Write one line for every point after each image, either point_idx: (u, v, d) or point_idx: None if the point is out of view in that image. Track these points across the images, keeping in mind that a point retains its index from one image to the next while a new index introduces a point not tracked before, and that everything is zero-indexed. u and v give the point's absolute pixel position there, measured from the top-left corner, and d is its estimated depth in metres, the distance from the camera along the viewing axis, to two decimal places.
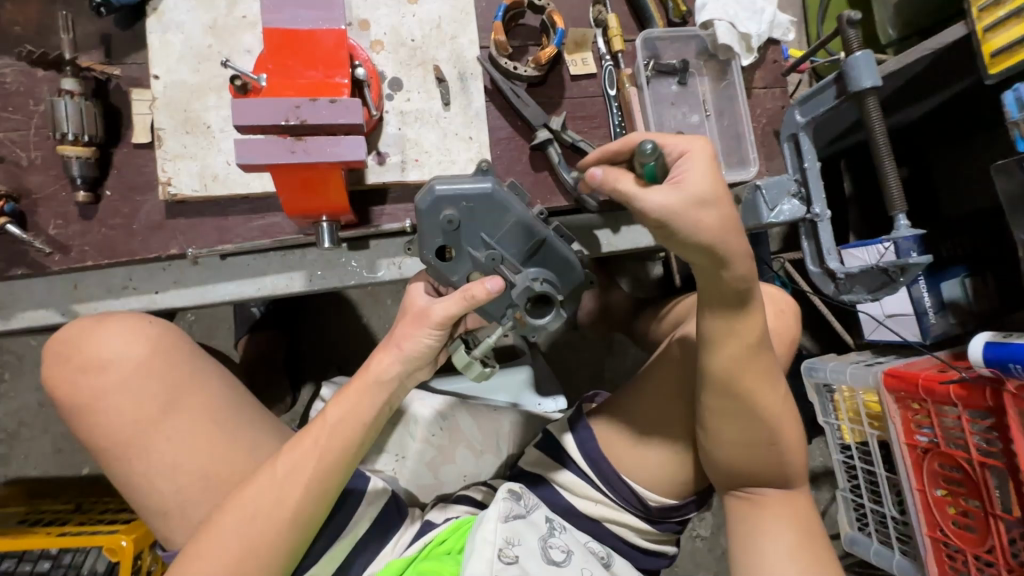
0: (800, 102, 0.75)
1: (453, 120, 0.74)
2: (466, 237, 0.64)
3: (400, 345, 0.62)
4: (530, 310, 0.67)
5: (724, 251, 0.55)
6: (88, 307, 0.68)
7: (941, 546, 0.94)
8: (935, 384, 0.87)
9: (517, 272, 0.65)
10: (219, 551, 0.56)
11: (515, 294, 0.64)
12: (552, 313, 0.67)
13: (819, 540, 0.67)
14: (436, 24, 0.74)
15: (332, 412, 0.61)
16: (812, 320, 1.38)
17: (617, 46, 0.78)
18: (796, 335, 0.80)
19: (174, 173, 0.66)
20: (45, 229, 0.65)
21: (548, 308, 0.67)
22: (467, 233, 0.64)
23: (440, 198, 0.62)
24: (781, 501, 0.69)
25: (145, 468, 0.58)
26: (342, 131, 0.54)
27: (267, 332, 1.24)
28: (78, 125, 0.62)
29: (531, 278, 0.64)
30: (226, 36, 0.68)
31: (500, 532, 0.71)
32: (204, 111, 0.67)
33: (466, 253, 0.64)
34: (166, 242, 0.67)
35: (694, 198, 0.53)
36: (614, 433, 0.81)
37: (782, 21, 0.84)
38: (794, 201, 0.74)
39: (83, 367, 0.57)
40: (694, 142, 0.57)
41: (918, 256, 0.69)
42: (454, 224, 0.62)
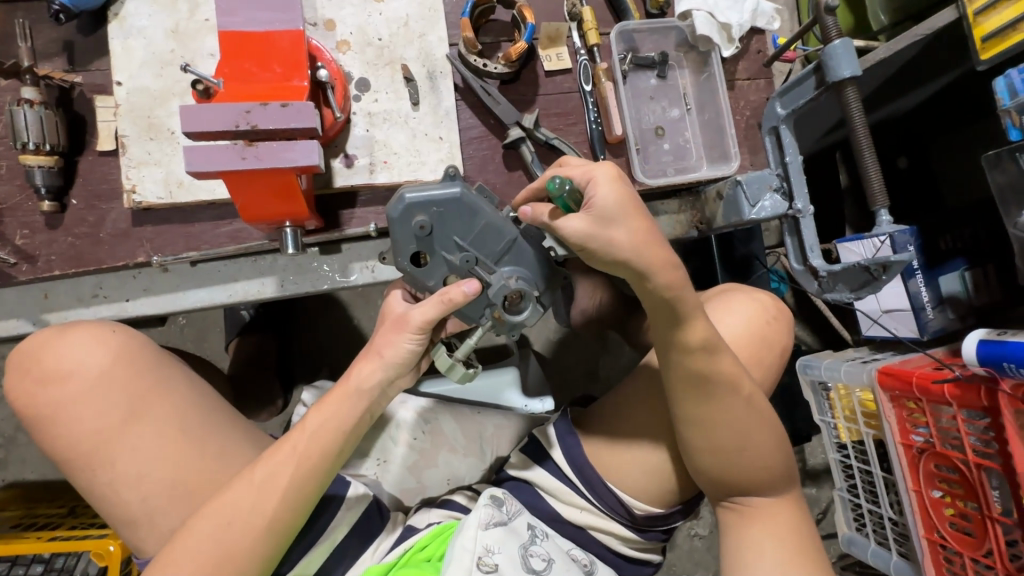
0: (781, 93, 0.72)
1: (422, 120, 0.72)
2: (440, 243, 0.62)
3: (381, 352, 0.63)
4: (508, 308, 0.66)
5: (641, 265, 0.57)
6: (59, 316, 0.68)
7: (938, 549, 0.91)
8: (928, 383, 0.84)
9: (492, 272, 0.64)
10: (192, 553, 0.56)
11: (492, 293, 0.63)
12: (529, 309, 0.66)
13: (807, 552, 0.65)
14: (404, 22, 0.72)
15: (313, 420, 0.62)
16: (811, 316, 1.34)
17: (592, 39, 0.76)
18: (788, 338, 0.78)
19: (138, 180, 0.65)
20: (12, 239, 0.65)
21: (525, 304, 0.66)
22: (440, 238, 0.62)
23: (410, 205, 0.60)
24: (768, 511, 0.67)
25: (108, 479, 0.57)
26: (297, 134, 0.54)
27: (256, 334, 1.24)
28: (39, 135, 0.61)
29: (506, 277, 0.64)
30: (189, 41, 0.67)
31: (479, 540, 0.70)
32: (168, 117, 0.66)
33: (440, 257, 0.63)
34: (133, 250, 0.67)
35: (601, 218, 0.55)
36: (599, 438, 0.80)
37: (766, 9, 0.81)
38: (775, 196, 0.71)
39: (45, 378, 0.57)
40: (602, 167, 0.57)
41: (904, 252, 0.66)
42: (426, 230, 0.61)
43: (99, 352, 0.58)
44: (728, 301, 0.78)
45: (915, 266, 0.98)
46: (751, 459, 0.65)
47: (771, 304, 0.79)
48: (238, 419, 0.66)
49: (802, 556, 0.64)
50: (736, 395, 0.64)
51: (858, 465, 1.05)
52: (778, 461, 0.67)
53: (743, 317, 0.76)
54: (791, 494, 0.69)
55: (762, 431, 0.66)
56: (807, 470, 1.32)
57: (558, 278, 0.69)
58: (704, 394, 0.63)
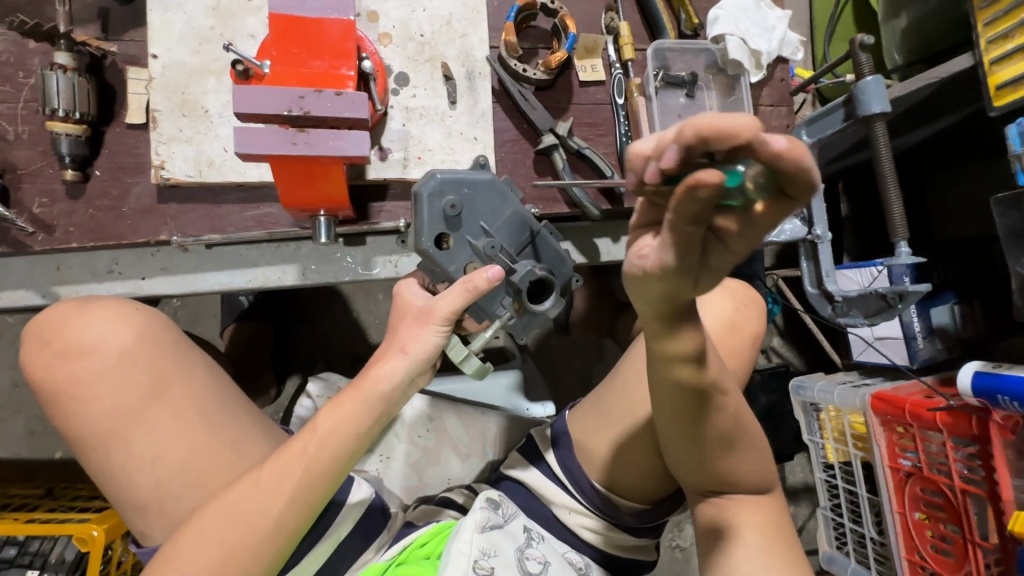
0: (807, 123, 0.74)
1: (458, 119, 0.72)
2: (467, 226, 0.62)
3: (405, 348, 0.59)
4: (530, 296, 0.64)
5: (687, 288, 0.40)
6: (71, 289, 0.66)
7: (918, 570, 0.94)
8: (922, 410, 0.87)
9: (515, 260, 0.63)
10: (195, 558, 0.53)
11: (518, 278, 0.61)
12: (552, 299, 0.64)
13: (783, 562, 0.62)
14: (446, 20, 0.72)
15: (324, 421, 0.57)
16: (801, 339, 1.38)
17: (628, 54, 0.78)
18: (760, 331, 0.76)
19: (167, 157, 0.64)
20: (29, 207, 0.63)
21: (548, 293, 0.64)
22: (467, 221, 0.62)
23: (443, 183, 0.60)
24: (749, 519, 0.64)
25: (123, 462, 0.56)
26: (348, 124, 0.53)
27: (254, 322, 1.21)
28: (70, 101, 0.59)
29: (531, 264, 0.62)
30: (229, 19, 0.66)
31: (476, 543, 0.70)
32: (203, 94, 0.65)
33: (465, 241, 0.62)
34: (156, 226, 0.65)
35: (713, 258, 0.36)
36: (590, 435, 0.77)
37: (792, 39, 0.84)
38: (795, 222, 0.74)
39: (65, 352, 0.55)
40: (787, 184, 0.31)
41: (918, 285, 0.68)
42: (456, 210, 0.60)
43: (122, 329, 0.57)
44: (707, 294, 0.76)
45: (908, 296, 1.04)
46: (732, 463, 0.62)
47: (742, 292, 0.78)
48: (253, 411, 0.65)
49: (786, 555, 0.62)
50: (726, 409, 0.58)
51: (844, 485, 1.08)
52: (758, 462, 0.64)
53: (730, 317, 0.74)
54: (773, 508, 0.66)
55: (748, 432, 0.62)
56: (788, 488, 1.35)
57: (574, 277, 0.69)
58: (695, 408, 0.56)
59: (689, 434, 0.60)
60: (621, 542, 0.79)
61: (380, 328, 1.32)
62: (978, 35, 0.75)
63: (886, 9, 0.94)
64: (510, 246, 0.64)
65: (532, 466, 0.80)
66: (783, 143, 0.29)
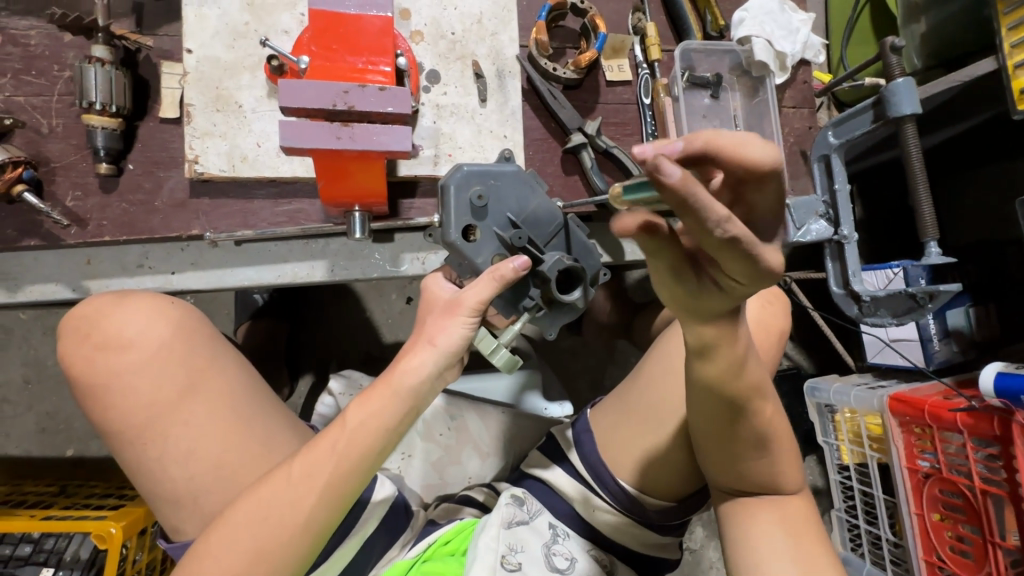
0: (834, 123, 0.74)
1: (488, 117, 0.72)
2: (493, 216, 0.61)
3: (433, 340, 0.57)
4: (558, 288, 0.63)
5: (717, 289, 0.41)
6: (101, 284, 0.66)
7: (935, 571, 0.95)
8: (942, 412, 0.88)
9: (544, 252, 0.62)
10: (228, 553, 0.52)
11: (548, 269, 0.60)
12: (579, 290, 0.63)
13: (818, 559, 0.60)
14: (478, 19, 0.73)
15: (353, 415, 0.56)
16: (813, 341, 1.39)
17: (655, 54, 0.78)
18: (784, 327, 0.74)
19: (201, 151, 0.64)
20: (62, 200, 0.62)
21: (575, 285, 0.63)
22: (494, 211, 0.61)
23: (468, 174, 0.60)
24: (778, 513, 0.63)
25: (158, 456, 0.55)
26: (390, 119, 0.53)
27: (269, 320, 1.21)
28: (107, 95, 0.59)
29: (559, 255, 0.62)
30: (264, 15, 0.66)
31: (502, 539, 0.70)
32: (237, 89, 0.65)
33: (492, 233, 0.61)
34: (189, 221, 0.65)
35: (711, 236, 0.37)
36: (614, 434, 0.76)
37: (815, 42, 0.85)
38: (821, 222, 0.75)
39: (104, 345, 0.55)
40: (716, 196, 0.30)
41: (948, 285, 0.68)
42: (483, 200, 0.60)
43: (157, 323, 0.56)
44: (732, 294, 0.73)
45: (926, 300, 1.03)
46: (763, 463, 0.62)
47: (766, 290, 0.76)
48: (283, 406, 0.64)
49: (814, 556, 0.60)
50: (760, 410, 0.59)
51: (859, 486, 1.09)
52: (789, 461, 0.63)
53: (758, 316, 0.72)
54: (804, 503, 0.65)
55: (780, 432, 0.62)
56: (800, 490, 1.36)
57: (603, 270, 0.67)
58: (731, 410, 0.57)
59: (725, 433, 0.60)
60: (648, 540, 0.77)
61: (394, 327, 1.32)
62: (1002, 39, 0.76)
63: (905, 14, 0.94)
64: (540, 237, 0.63)
65: (554, 462, 0.80)
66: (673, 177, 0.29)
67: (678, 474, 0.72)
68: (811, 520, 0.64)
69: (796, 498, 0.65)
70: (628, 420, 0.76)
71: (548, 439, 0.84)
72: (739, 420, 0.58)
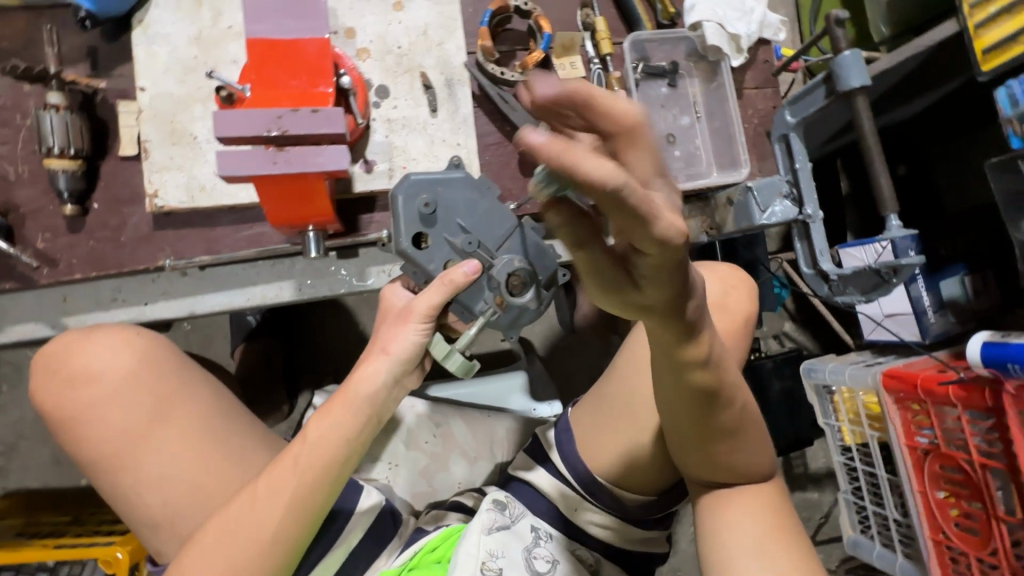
0: (789, 102, 0.74)
1: (440, 126, 0.73)
2: (443, 223, 0.61)
3: (386, 348, 0.59)
4: (513, 292, 0.62)
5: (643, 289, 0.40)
6: (79, 319, 0.68)
7: (943, 550, 0.92)
8: (934, 386, 0.85)
9: (495, 256, 0.62)
10: (205, 569, 0.55)
11: (496, 271, 0.61)
12: (535, 292, 0.62)
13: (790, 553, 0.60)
14: (423, 31, 0.74)
15: (314, 428, 0.58)
16: (812, 321, 1.36)
17: (606, 49, 0.78)
18: (750, 312, 0.74)
19: (160, 185, 0.66)
20: (33, 243, 0.65)
21: (530, 288, 0.62)
22: (444, 219, 0.62)
23: (415, 184, 0.61)
24: (753, 506, 0.63)
25: (132, 482, 0.58)
26: (326, 140, 0.55)
27: (264, 339, 1.23)
28: (64, 139, 0.62)
29: (511, 257, 0.62)
30: (211, 47, 0.68)
31: (483, 545, 0.70)
32: (190, 122, 0.67)
33: (442, 239, 0.62)
34: (155, 253, 0.67)
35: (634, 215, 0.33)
36: (593, 431, 0.76)
37: (772, 21, 0.83)
38: (785, 202, 0.74)
39: (72, 380, 0.58)
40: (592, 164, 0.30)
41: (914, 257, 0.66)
42: (431, 208, 0.61)
43: (123, 354, 0.59)
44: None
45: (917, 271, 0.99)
46: (737, 458, 0.61)
47: (731, 275, 0.76)
48: (258, 424, 0.66)
49: (782, 548, 0.60)
50: (734, 400, 0.57)
51: (862, 467, 1.06)
52: (761, 451, 0.62)
53: (719, 301, 0.72)
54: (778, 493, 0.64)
55: (752, 425, 0.60)
56: (809, 473, 1.33)
57: (561, 270, 0.66)
58: (704, 407, 0.56)
59: (703, 432, 0.58)
60: (631, 536, 0.77)
61: None
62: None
63: None
64: (493, 241, 0.63)
65: (536, 463, 0.80)
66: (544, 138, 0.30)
67: (654, 468, 0.72)
68: (780, 507, 0.63)
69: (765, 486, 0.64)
70: (604, 417, 0.75)
71: (533, 440, 0.84)
72: (714, 415, 0.57)
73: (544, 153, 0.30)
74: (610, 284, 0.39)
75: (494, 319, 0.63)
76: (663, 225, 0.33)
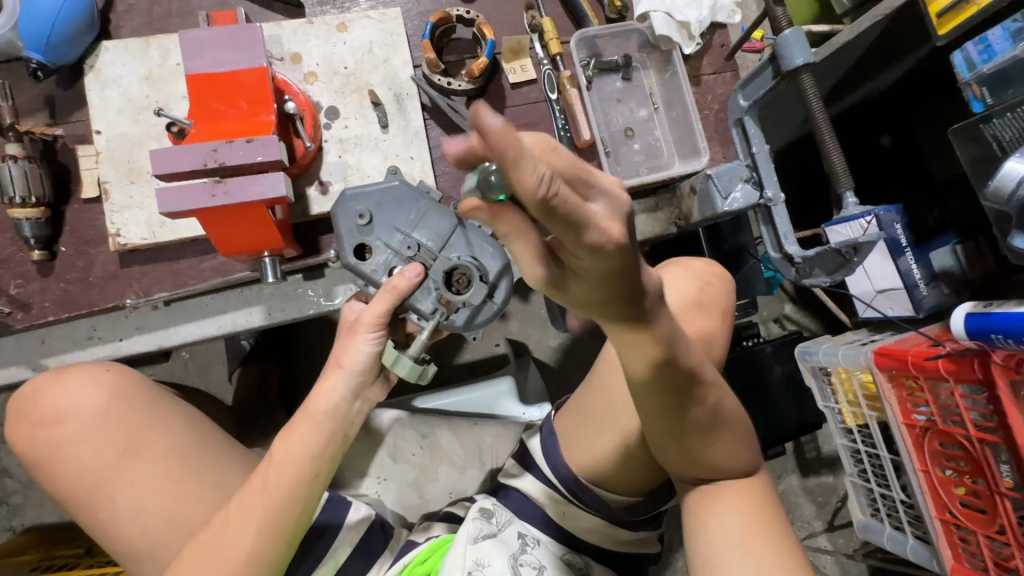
0: (742, 86, 0.77)
1: (393, 141, 0.74)
2: (381, 230, 0.63)
3: (340, 362, 0.62)
4: (456, 290, 0.63)
5: (595, 294, 0.37)
6: (57, 359, 0.69)
7: (952, 529, 0.89)
8: (923, 362, 0.83)
9: (435, 256, 0.63)
10: None
11: (434, 272, 0.62)
12: (477, 288, 0.63)
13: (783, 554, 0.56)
14: (368, 49, 0.74)
15: (279, 450, 0.59)
16: (809, 303, 1.33)
17: (554, 49, 0.77)
18: (717, 301, 0.73)
19: (122, 224, 0.68)
20: (7, 290, 0.68)
21: (474, 284, 0.63)
22: (381, 226, 0.63)
23: (349, 198, 0.63)
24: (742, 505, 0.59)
25: (109, 515, 0.60)
26: (264, 168, 0.58)
27: (260, 363, 1.19)
28: (25, 188, 0.64)
29: (450, 256, 0.62)
30: (161, 86, 0.70)
31: (469, 555, 0.69)
32: (146, 160, 0.68)
33: (382, 246, 0.63)
34: (123, 290, 0.69)
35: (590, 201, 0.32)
36: (570, 431, 0.76)
37: (725, 4, 0.81)
38: (747, 186, 0.72)
39: (43, 422, 0.62)
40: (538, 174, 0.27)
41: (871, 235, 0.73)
42: (366, 218, 0.63)
43: (95, 392, 0.62)
44: (666, 276, 0.73)
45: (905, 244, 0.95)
46: (718, 453, 0.58)
47: (706, 270, 0.74)
48: (233, 449, 0.68)
49: (769, 546, 0.56)
50: (711, 394, 0.54)
51: (866, 449, 1.03)
52: (741, 445, 0.59)
53: (686, 293, 0.70)
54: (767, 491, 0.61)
55: (730, 419, 0.57)
56: (821, 458, 1.30)
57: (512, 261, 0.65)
58: (676, 403, 0.53)
59: (676, 431, 0.55)
60: (622, 538, 0.77)
61: None
62: None
63: None
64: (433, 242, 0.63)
65: (524, 470, 0.80)
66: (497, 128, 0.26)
67: (635, 467, 0.71)
68: (769, 503, 0.60)
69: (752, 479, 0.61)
70: (582, 419, 0.75)
71: (519, 446, 0.84)
72: (688, 413, 0.53)
73: (495, 139, 0.26)
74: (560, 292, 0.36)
75: (444, 320, 0.62)
76: (595, 236, 0.31)
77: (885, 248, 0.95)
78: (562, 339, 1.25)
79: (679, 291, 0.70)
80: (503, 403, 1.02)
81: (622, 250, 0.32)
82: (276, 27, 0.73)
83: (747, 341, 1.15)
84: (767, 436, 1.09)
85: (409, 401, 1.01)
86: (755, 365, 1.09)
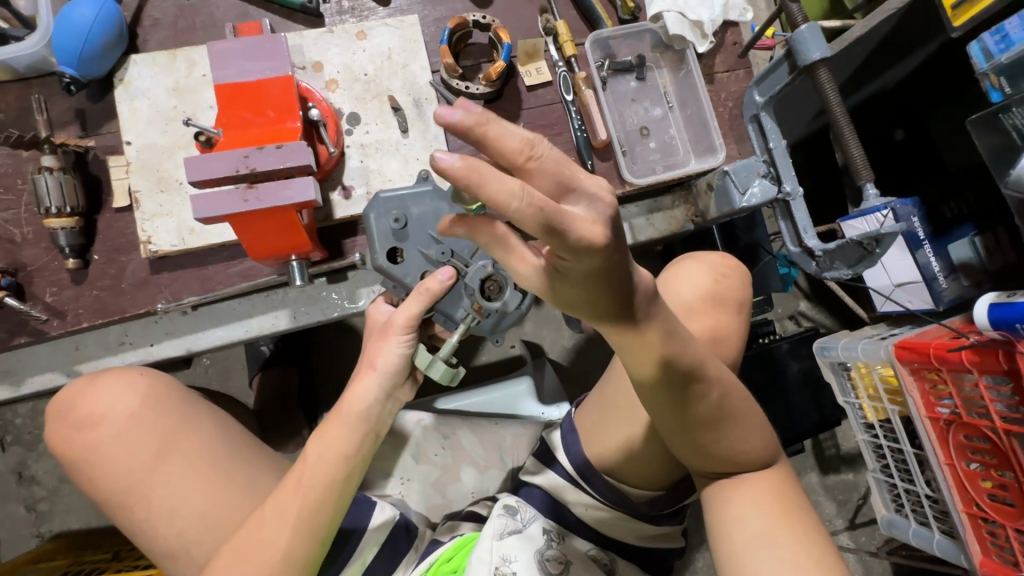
0: (757, 82, 0.78)
1: (412, 145, 0.75)
2: (415, 236, 0.64)
3: (374, 364, 0.63)
4: (487, 296, 0.64)
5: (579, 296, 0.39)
6: (92, 365, 0.71)
7: (980, 523, 0.88)
8: (946, 353, 0.82)
9: (467, 264, 0.64)
10: None
11: (469, 279, 0.63)
12: (509, 295, 0.64)
13: (812, 548, 0.55)
14: (387, 56, 0.76)
15: (314, 450, 0.60)
16: (826, 298, 1.33)
17: (569, 51, 0.78)
18: (736, 296, 0.73)
19: (152, 232, 0.69)
20: (42, 297, 0.70)
21: (505, 293, 0.64)
22: (415, 233, 0.64)
23: (385, 202, 0.64)
24: (766, 498, 0.58)
25: (146, 516, 0.61)
26: (292, 173, 0.60)
27: (279, 367, 1.20)
28: (59, 199, 0.66)
29: (482, 263, 0.63)
30: (189, 95, 0.72)
31: (495, 551, 0.68)
32: (175, 168, 0.70)
33: (416, 253, 0.64)
34: (153, 296, 0.70)
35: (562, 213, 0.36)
36: (596, 431, 0.75)
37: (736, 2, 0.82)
38: (764, 181, 0.73)
39: (79, 425, 0.64)
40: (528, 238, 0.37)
41: (892, 226, 0.72)
42: (401, 223, 0.64)
43: (129, 396, 0.64)
44: (681, 270, 0.73)
45: (924, 236, 0.94)
46: (748, 443, 0.58)
47: (722, 263, 0.75)
48: (265, 450, 0.69)
49: (795, 539, 0.56)
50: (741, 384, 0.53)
51: (888, 443, 1.02)
52: (762, 436, 0.59)
53: (713, 291, 0.71)
54: (794, 486, 0.61)
55: (750, 409, 0.57)
56: (841, 455, 1.29)
57: None
58: (697, 390, 0.52)
59: (684, 422, 0.55)
60: (645, 533, 0.76)
61: None
62: None
63: None
64: (463, 248, 0.65)
65: (545, 466, 0.79)
66: (455, 160, 0.31)
67: (655, 461, 0.71)
68: (795, 501, 0.59)
69: (771, 471, 0.61)
70: (604, 417, 0.75)
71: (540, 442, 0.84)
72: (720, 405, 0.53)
73: (456, 176, 0.31)
74: (571, 297, 0.39)
75: (474, 323, 0.65)
76: (577, 234, 0.32)
77: (903, 242, 0.95)
78: (577, 339, 1.25)
79: (707, 291, 0.71)
80: (524, 403, 1.03)
81: (604, 248, 0.34)
82: (298, 37, 0.75)
83: (763, 338, 1.15)
84: (786, 433, 1.09)
85: (431, 403, 1.02)
86: (771, 361, 1.09)
